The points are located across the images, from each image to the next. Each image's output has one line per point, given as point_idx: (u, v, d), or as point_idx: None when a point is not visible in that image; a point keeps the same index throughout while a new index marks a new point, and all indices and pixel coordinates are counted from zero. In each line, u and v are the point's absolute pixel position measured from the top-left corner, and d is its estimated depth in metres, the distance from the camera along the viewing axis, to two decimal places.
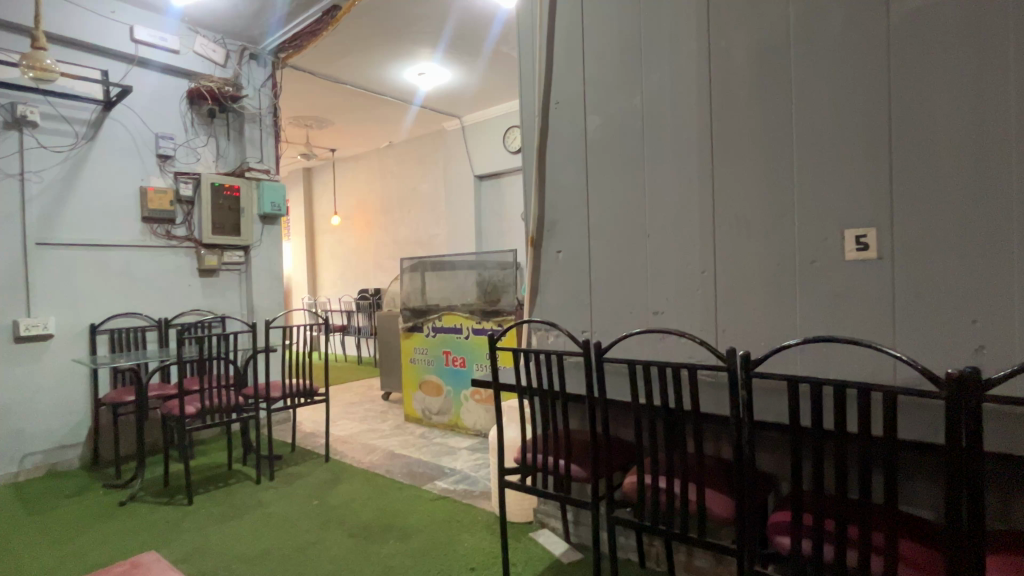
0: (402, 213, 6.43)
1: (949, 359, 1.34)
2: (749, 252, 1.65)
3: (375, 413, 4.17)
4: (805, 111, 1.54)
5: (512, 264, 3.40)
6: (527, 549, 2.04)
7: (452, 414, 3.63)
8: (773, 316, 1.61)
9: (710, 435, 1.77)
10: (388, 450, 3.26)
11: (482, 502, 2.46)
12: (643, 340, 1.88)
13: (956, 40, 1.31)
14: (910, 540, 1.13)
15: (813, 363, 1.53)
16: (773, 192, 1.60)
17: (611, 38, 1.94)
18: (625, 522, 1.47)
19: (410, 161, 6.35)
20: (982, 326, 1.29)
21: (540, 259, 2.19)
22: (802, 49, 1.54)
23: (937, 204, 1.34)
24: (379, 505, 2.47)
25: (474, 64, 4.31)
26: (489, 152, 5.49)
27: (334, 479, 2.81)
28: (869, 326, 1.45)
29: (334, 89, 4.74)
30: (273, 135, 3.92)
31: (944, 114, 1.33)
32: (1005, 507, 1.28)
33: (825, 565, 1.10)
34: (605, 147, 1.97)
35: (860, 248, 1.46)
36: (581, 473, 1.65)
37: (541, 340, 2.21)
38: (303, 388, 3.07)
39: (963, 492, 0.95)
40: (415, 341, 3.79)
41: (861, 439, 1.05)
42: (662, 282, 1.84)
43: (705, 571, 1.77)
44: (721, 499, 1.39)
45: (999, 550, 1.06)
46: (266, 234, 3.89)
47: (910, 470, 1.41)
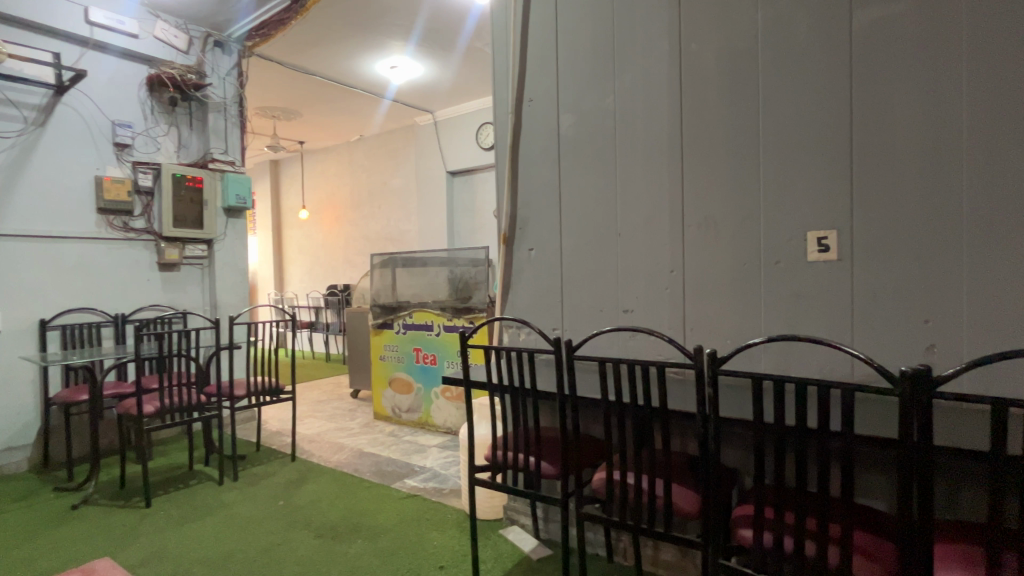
0: (372, 208, 6.34)
1: (903, 357, 1.40)
2: (716, 252, 1.69)
3: (343, 412, 4.10)
4: (772, 115, 1.58)
5: (484, 261, 3.39)
6: (496, 546, 2.05)
7: (423, 412, 3.60)
8: (739, 315, 1.65)
9: (677, 432, 1.80)
10: (357, 449, 3.21)
11: (452, 500, 2.46)
12: (613, 338, 1.90)
13: (913, 51, 1.36)
14: (865, 530, 1.18)
15: (776, 360, 1.58)
16: (740, 194, 1.64)
17: (585, 37, 1.95)
18: (595, 519, 1.48)
19: (382, 156, 6.25)
20: (934, 325, 1.35)
21: (512, 257, 2.18)
22: (770, 55, 1.58)
23: (894, 208, 1.40)
24: (347, 504, 2.43)
25: (448, 59, 4.27)
26: (461, 148, 5.45)
27: (301, 478, 2.76)
28: (830, 326, 1.50)
29: (303, 79, 4.62)
30: (238, 125, 3.81)
31: (902, 120, 1.39)
32: (953, 497, 1.35)
33: (786, 558, 1.13)
34: (578, 146, 1.98)
35: (822, 250, 1.51)
36: (552, 471, 1.65)
37: (512, 338, 2.21)
38: (268, 386, 3.00)
39: (912, 483, 1.00)
40: (385, 338, 3.73)
41: (821, 434, 1.09)
42: (632, 280, 1.86)
43: (671, 565, 1.80)
44: (687, 493, 1.42)
45: (947, 538, 1.12)
46: (231, 228, 3.78)
47: (865, 464, 1.47)
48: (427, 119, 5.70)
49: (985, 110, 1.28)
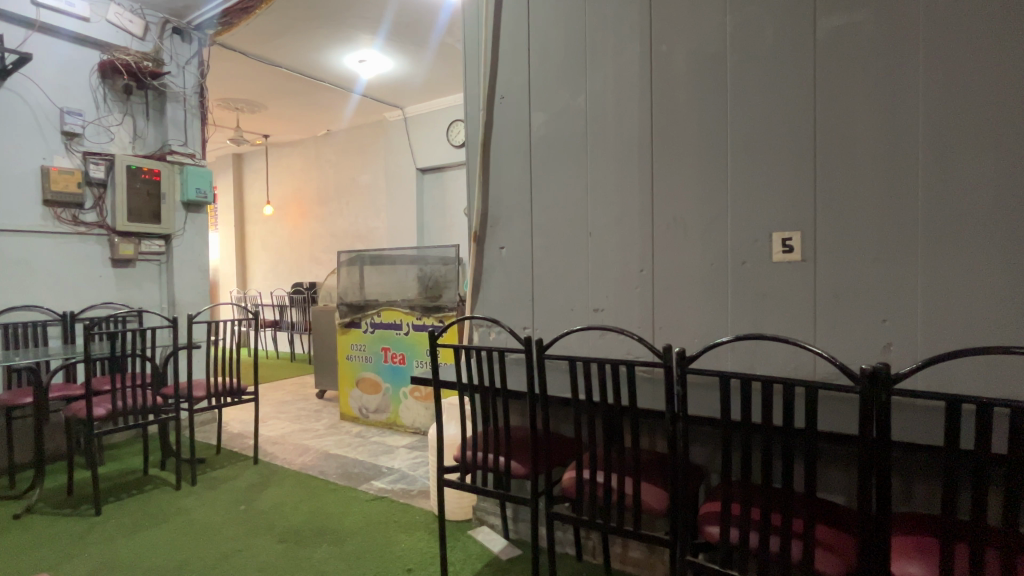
0: (340, 204, 6.22)
1: (862, 355, 1.44)
2: (684, 252, 1.71)
3: (308, 413, 4.00)
4: (739, 117, 1.61)
5: (455, 259, 3.35)
6: (465, 547, 2.03)
7: (391, 413, 3.55)
8: (706, 314, 1.67)
9: (646, 430, 1.82)
10: (322, 451, 3.14)
11: (420, 501, 2.43)
12: (583, 337, 1.91)
13: (873, 59, 1.41)
14: (827, 524, 1.21)
15: (742, 358, 1.61)
16: (708, 194, 1.66)
17: (557, 36, 1.95)
18: (565, 519, 1.48)
19: (350, 151, 6.13)
20: (890, 324, 1.40)
21: (483, 255, 2.16)
22: (738, 58, 1.60)
23: (854, 210, 1.44)
24: (312, 507, 2.37)
25: (419, 55, 4.22)
26: (431, 145, 5.39)
27: (264, 481, 2.68)
28: (794, 324, 1.54)
29: (268, 71, 4.49)
30: (199, 117, 3.67)
31: (862, 125, 1.43)
32: (908, 490, 1.40)
33: (751, 553, 1.15)
34: (550, 144, 1.98)
35: (786, 250, 1.54)
36: (522, 470, 1.64)
37: (482, 337, 2.19)
38: (230, 387, 2.90)
39: (871, 478, 1.02)
40: (352, 337, 3.66)
41: (786, 432, 1.11)
42: (603, 279, 1.87)
43: (639, 562, 1.82)
44: (656, 491, 1.43)
45: (904, 530, 1.16)
46: (190, 223, 3.65)
47: (826, 459, 1.51)
48: (397, 115, 5.61)
49: (938, 118, 1.34)
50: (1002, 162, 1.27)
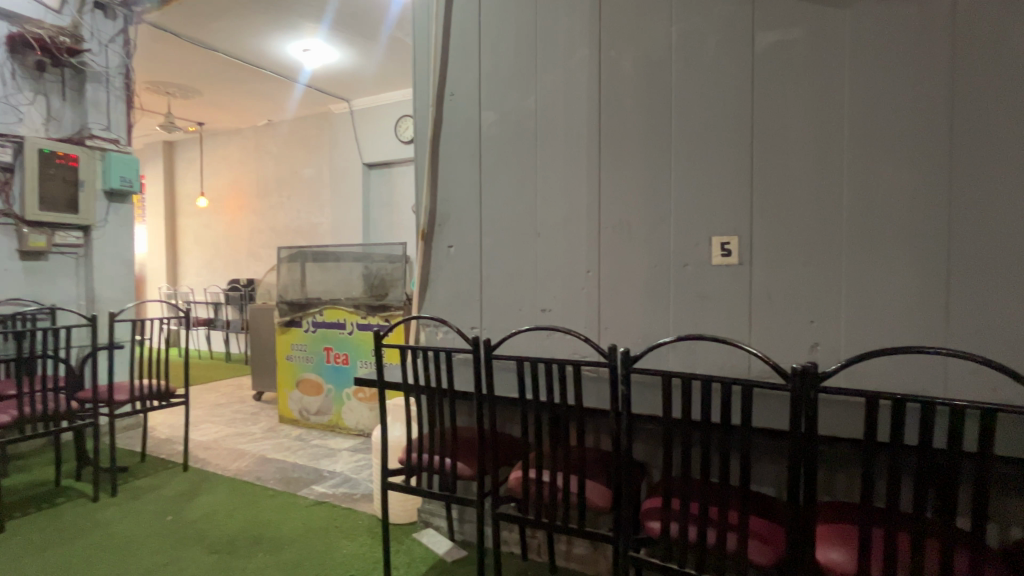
0: (281, 197, 5.97)
1: (792, 355, 1.53)
2: (630, 254, 1.75)
3: (244, 415, 3.81)
4: (682, 125, 1.66)
5: (401, 257, 3.33)
6: (409, 550, 1.99)
7: (333, 414, 3.43)
8: (650, 315, 1.72)
9: (591, 429, 1.84)
10: (259, 455, 3.00)
11: (364, 504, 2.36)
12: (530, 337, 1.91)
13: (805, 76, 1.49)
14: (759, 516, 1.27)
15: (682, 358, 1.66)
16: (653, 198, 1.71)
17: (508, 35, 1.94)
18: (511, 518, 1.48)
19: (292, 143, 5.88)
20: (817, 325, 1.49)
21: (431, 254, 2.13)
22: (682, 67, 1.65)
23: (786, 217, 1.53)
24: (247, 515, 2.26)
25: (368, 47, 4.11)
26: (378, 139, 5.24)
27: (195, 489, 2.52)
28: (731, 325, 1.60)
29: (203, 56, 4.24)
30: (124, 100, 3.43)
31: (795, 138, 1.51)
32: (831, 481, 1.49)
33: (690, 546, 1.20)
34: (499, 145, 1.97)
35: (725, 255, 1.61)
36: (468, 472, 1.63)
37: (429, 337, 2.16)
38: (156, 390, 2.71)
39: (799, 472, 1.08)
40: (292, 337, 3.51)
41: (723, 429, 1.16)
42: (550, 279, 1.88)
43: (583, 559, 1.85)
44: (601, 489, 1.45)
45: (828, 517, 1.23)
46: (113, 214, 3.40)
47: (759, 454, 1.59)
48: (343, 108, 5.44)
49: (862, 133, 1.44)
50: (916, 176, 1.38)
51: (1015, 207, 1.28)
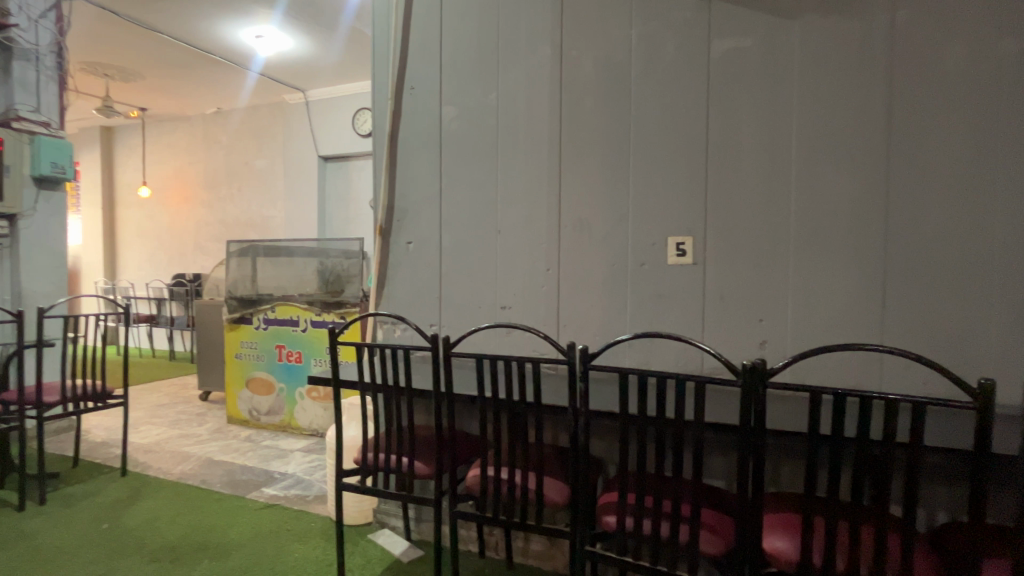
0: (231, 189, 5.73)
1: (743, 352, 1.58)
2: (589, 253, 1.77)
3: (188, 417, 3.64)
4: (641, 126, 1.69)
5: (358, 253, 3.28)
6: (364, 552, 1.95)
7: (285, 414, 3.32)
8: (608, 314, 1.75)
9: (549, 425, 1.86)
10: (205, 457, 2.87)
11: (317, 506, 2.30)
12: (489, 335, 1.91)
13: (757, 83, 1.55)
14: (711, 508, 1.31)
15: (639, 355, 1.70)
16: (612, 198, 1.74)
17: (470, 30, 1.92)
18: (469, 516, 1.48)
19: (244, 132, 5.65)
20: (766, 324, 1.55)
21: (388, 250, 2.09)
22: (642, 69, 1.68)
23: (738, 218, 1.58)
24: (192, 521, 2.16)
25: (325, 37, 3.99)
26: (335, 131, 5.09)
27: (134, 495, 2.39)
28: (685, 324, 1.65)
29: (145, 37, 4.00)
30: (56, 80, 3.19)
31: (747, 142, 1.56)
32: (778, 472, 1.55)
33: (645, 539, 1.22)
34: (459, 140, 1.96)
35: (680, 254, 1.65)
36: (425, 470, 1.61)
37: (387, 334, 2.12)
38: (91, 392, 2.54)
39: (748, 464, 1.13)
40: (242, 334, 3.38)
41: (677, 423, 1.19)
42: (511, 276, 1.88)
43: (540, 555, 1.86)
44: (558, 485, 1.47)
45: (775, 508, 1.28)
46: (43, 202, 3.17)
47: (710, 448, 1.64)
48: (298, 98, 5.25)
49: (809, 140, 1.50)
50: (857, 183, 1.46)
51: (942, 214, 1.38)
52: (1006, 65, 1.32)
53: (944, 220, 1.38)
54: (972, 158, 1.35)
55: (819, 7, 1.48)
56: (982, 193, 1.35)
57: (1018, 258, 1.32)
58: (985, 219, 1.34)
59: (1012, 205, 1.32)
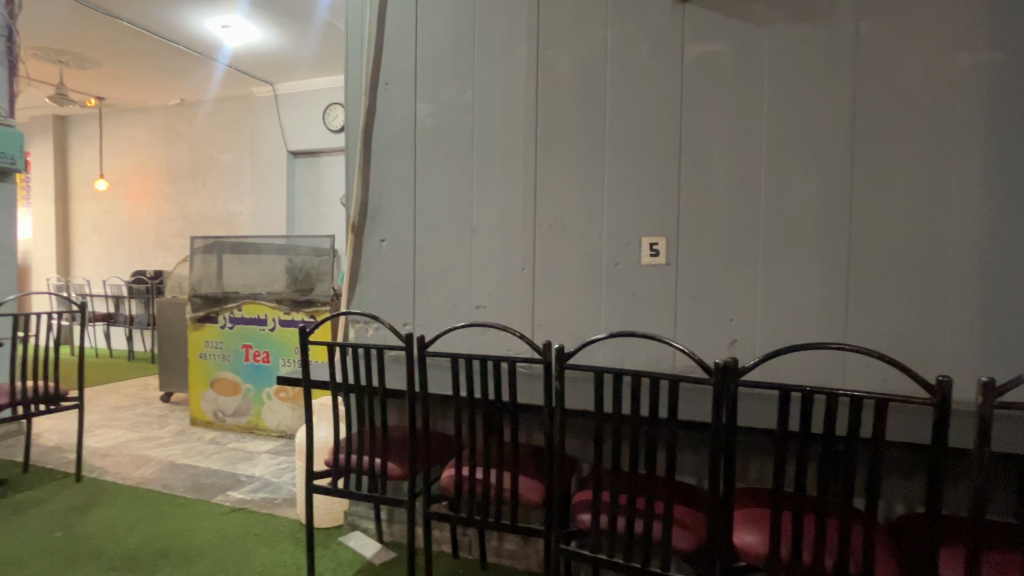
0: (195, 183, 5.55)
1: (713, 351, 1.61)
2: (564, 253, 1.78)
3: (149, 419, 3.51)
4: (615, 127, 1.71)
5: (329, 251, 3.23)
6: (335, 555, 1.91)
7: (252, 415, 3.24)
8: (583, 313, 1.76)
9: (523, 425, 1.86)
10: (167, 461, 2.77)
11: (286, 510, 2.25)
12: (464, 334, 1.90)
13: (728, 88, 1.58)
14: (683, 504, 1.33)
15: (613, 354, 1.71)
16: (587, 198, 1.75)
17: (446, 27, 1.91)
18: (443, 517, 1.47)
19: (209, 125, 5.47)
20: (735, 324, 1.59)
21: (361, 248, 2.05)
22: (616, 71, 1.70)
23: (709, 220, 1.61)
24: (153, 527, 2.08)
25: (296, 29, 3.90)
26: (305, 126, 4.97)
27: (90, 501, 2.29)
28: (657, 323, 1.67)
29: (103, 23, 3.84)
30: (6, 66, 3.02)
31: (719, 145, 1.60)
32: (747, 469, 1.59)
33: (619, 536, 1.24)
34: (434, 138, 1.94)
35: (653, 255, 1.67)
36: (399, 471, 1.60)
37: (359, 333, 2.09)
38: (43, 394, 2.42)
39: (720, 461, 1.15)
40: (206, 333, 3.27)
41: (651, 422, 1.20)
42: (486, 276, 1.88)
43: (514, 554, 1.86)
44: (533, 484, 1.47)
45: (745, 503, 1.31)
46: None
47: (682, 445, 1.67)
48: (267, 91, 5.12)
49: (778, 144, 1.54)
50: (823, 187, 1.50)
51: (902, 219, 1.44)
52: (960, 77, 1.39)
53: (904, 224, 1.44)
54: (929, 165, 1.42)
55: (789, 15, 1.52)
56: (939, 199, 1.41)
57: (971, 261, 1.39)
58: (941, 223, 1.41)
59: (964, 211, 1.39)
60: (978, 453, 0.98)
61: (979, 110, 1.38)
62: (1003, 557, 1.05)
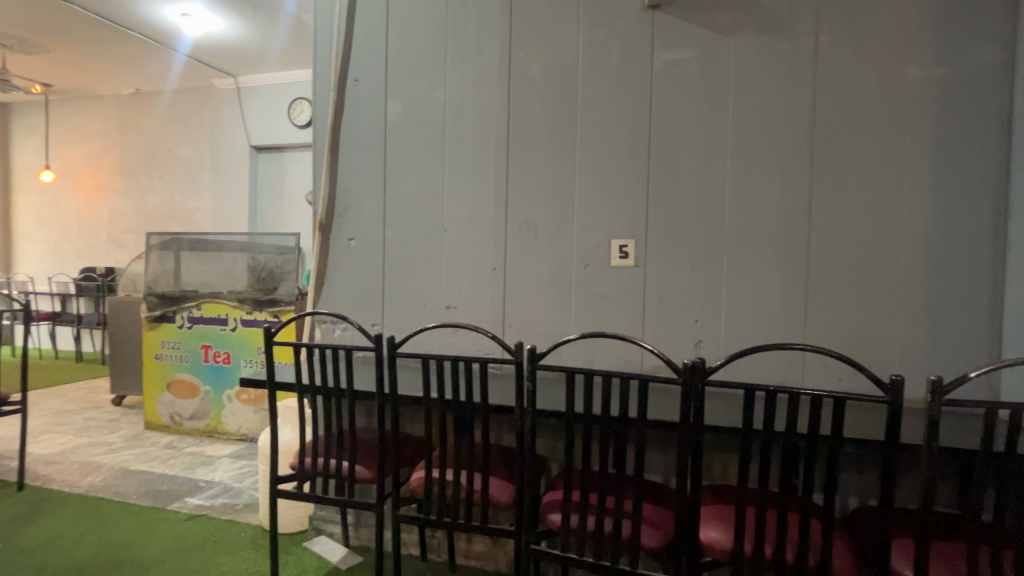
0: (150, 177, 5.32)
1: (680, 352, 1.65)
2: (535, 254, 1.78)
3: (99, 423, 3.35)
4: (585, 130, 1.73)
5: (293, 249, 3.11)
6: (300, 561, 1.86)
7: (211, 418, 3.13)
8: (554, 314, 1.77)
9: (493, 426, 1.86)
10: (119, 467, 2.65)
11: (248, 515, 2.18)
12: (434, 335, 1.88)
13: (696, 94, 1.62)
14: (651, 502, 1.35)
15: (582, 354, 1.73)
16: (558, 199, 1.76)
17: (417, 24, 1.89)
18: (412, 520, 1.45)
19: (166, 117, 5.26)
20: (701, 324, 1.63)
21: (328, 247, 2.01)
22: (588, 75, 1.72)
23: (677, 223, 1.65)
24: (104, 537, 1.98)
25: (260, 20, 3.78)
26: (268, 121, 4.83)
27: (34, 511, 2.16)
28: (626, 325, 1.70)
29: (52, 7, 3.63)
30: None
31: (687, 149, 1.63)
32: (711, 466, 1.64)
33: (588, 535, 1.25)
34: (405, 136, 1.91)
35: (622, 256, 1.70)
36: (367, 474, 1.57)
37: (325, 334, 2.04)
38: None
39: (687, 459, 1.17)
40: (163, 333, 3.15)
41: (620, 422, 1.22)
42: (456, 276, 1.86)
43: (483, 555, 1.85)
44: (504, 484, 1.47)
45: (711, 500, 1.34)
46: None
47: (650, 444, 1.70)
48: (228, 83, 4.95)
49: (742, 151, 1.59)
50: (784, 193, 1.56)
51: (858, 225, 1.50)
52: (910, 92, 1.46)
53: (859, 230, 1.50)
54: (883, 174, 1.49)
55: (753, 25, 1.57)
56: (890, 207, 1.48)
57: (919, 266, 1.46)
58: (893, 230, 1.48)
59: (913, 219, 1.47)
60: (927, 449, 1.03)
61: (927, 122, 1.45)
62: (948, 547, 1.12)
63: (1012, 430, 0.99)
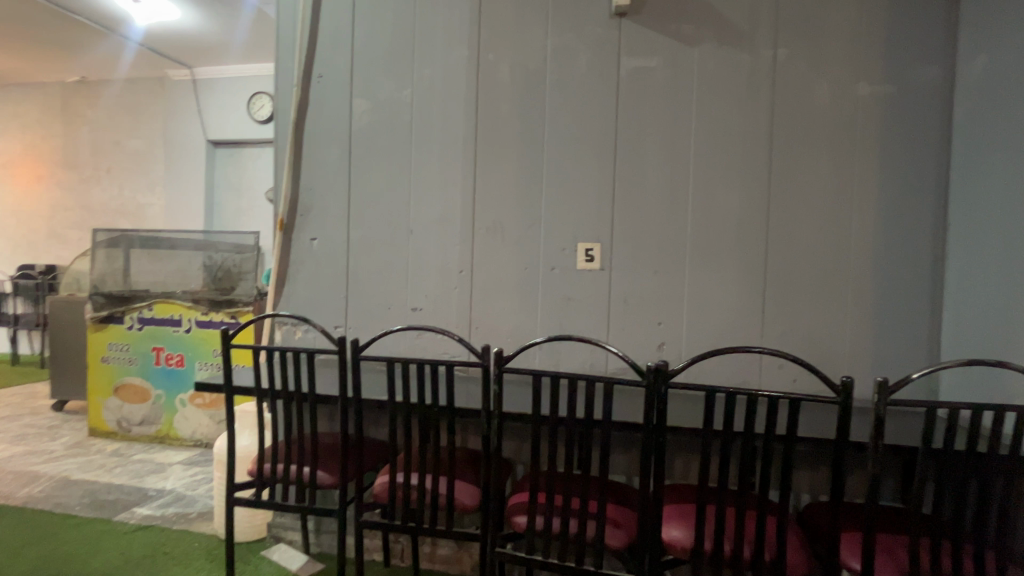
0: (97, 170, 5.06)
1: (644, 354, 1.68)
2: (501, 256, 1.78)
3: (37, 431, 3.15)
4: (553, 133, 1.74)
5: (252, 247, 3.03)
6: (257, 570, 1.81)
7: (162, 424, 2.99)
8: (520, 316, 1.77)
9: (459, 428, 1.85)
10: (60, 477, 2.50)
11: (201, 525, 2.10)
12: (400, 337, 1.87)
13: (660, 102, 1.66)
14: (615, 503, 1.37)
15: (548, 356, 1.74)
16: (525, 202, 1.77)
17: (385, 22, 1.86)
18: (376, 525, 1.42)
19: (115, 107, 5.01)
20: (663, 327, 1.67)
21: (289, 247, 1.95)
22: (556, 80, 1.73)
23: (642, 228, 1.68)
24: (42, 552, 1.86)
25: (218, 10, 3.64)
26: (227, 115, 4.67)
27: None
28: (592, 327, 1.72)
29: None
30: None
31: (652, 155, 1.67)
32: (672, 466, 1.67)
33: (554, 536, 1.26)
34: (371, 135, 1.88)
35: (588, 260, 1.72)
36: (329, 479, 1.53)
37: (286, 336, 1.99)
38: None
39: (651, 459, 1.20)
40: (110, 334, 2.99)
41: (587, 424, 1.23)
42: (422, 277, 1.85)
43: (448, 559, 1.84)
44: (469, 488, 1.46)
45: (672, 499, 1.37)
46: None
47: (615, 445, 1.73)
48: (183, 74, 4.76)
49: (705, 158, 1.64)
50: (743, 201, 1.61)
51: (812, 233, 1.57)
52: (860, 107, 1.54)
53: (813, 237, 1.57)
54: (835, 184, 1.56)
55: (715, 37, 1.62)
56: (842, 216, 1.55)
57: (867, 273, 1.54)
58: (844, 238, 1.55)
59: (862, 228, 1.54)
60: (874, 447, 1.09)
61: (875, 136, 1.53)
62: (892, 538, 1.18)
63: (952, 427, 1.04)
